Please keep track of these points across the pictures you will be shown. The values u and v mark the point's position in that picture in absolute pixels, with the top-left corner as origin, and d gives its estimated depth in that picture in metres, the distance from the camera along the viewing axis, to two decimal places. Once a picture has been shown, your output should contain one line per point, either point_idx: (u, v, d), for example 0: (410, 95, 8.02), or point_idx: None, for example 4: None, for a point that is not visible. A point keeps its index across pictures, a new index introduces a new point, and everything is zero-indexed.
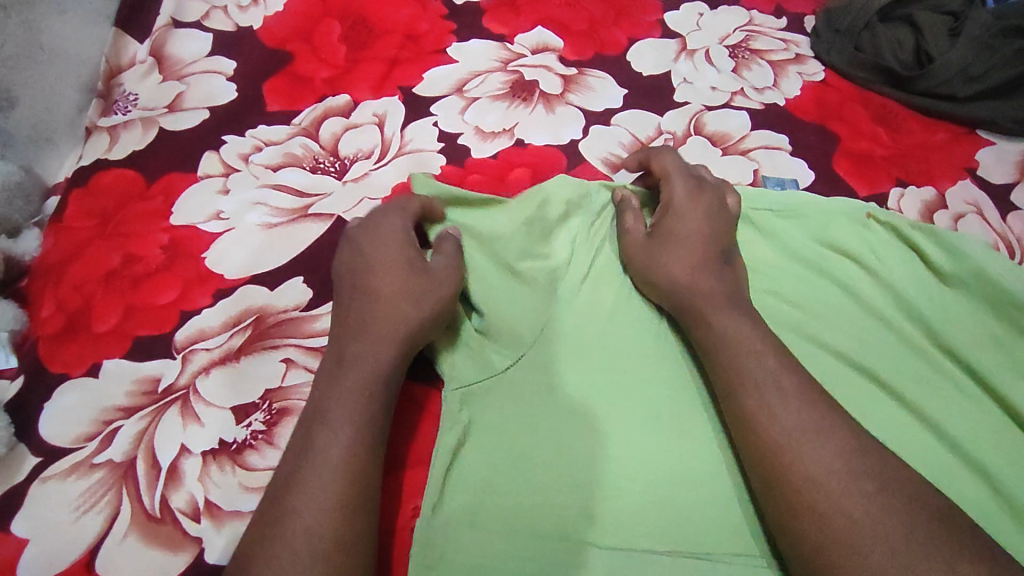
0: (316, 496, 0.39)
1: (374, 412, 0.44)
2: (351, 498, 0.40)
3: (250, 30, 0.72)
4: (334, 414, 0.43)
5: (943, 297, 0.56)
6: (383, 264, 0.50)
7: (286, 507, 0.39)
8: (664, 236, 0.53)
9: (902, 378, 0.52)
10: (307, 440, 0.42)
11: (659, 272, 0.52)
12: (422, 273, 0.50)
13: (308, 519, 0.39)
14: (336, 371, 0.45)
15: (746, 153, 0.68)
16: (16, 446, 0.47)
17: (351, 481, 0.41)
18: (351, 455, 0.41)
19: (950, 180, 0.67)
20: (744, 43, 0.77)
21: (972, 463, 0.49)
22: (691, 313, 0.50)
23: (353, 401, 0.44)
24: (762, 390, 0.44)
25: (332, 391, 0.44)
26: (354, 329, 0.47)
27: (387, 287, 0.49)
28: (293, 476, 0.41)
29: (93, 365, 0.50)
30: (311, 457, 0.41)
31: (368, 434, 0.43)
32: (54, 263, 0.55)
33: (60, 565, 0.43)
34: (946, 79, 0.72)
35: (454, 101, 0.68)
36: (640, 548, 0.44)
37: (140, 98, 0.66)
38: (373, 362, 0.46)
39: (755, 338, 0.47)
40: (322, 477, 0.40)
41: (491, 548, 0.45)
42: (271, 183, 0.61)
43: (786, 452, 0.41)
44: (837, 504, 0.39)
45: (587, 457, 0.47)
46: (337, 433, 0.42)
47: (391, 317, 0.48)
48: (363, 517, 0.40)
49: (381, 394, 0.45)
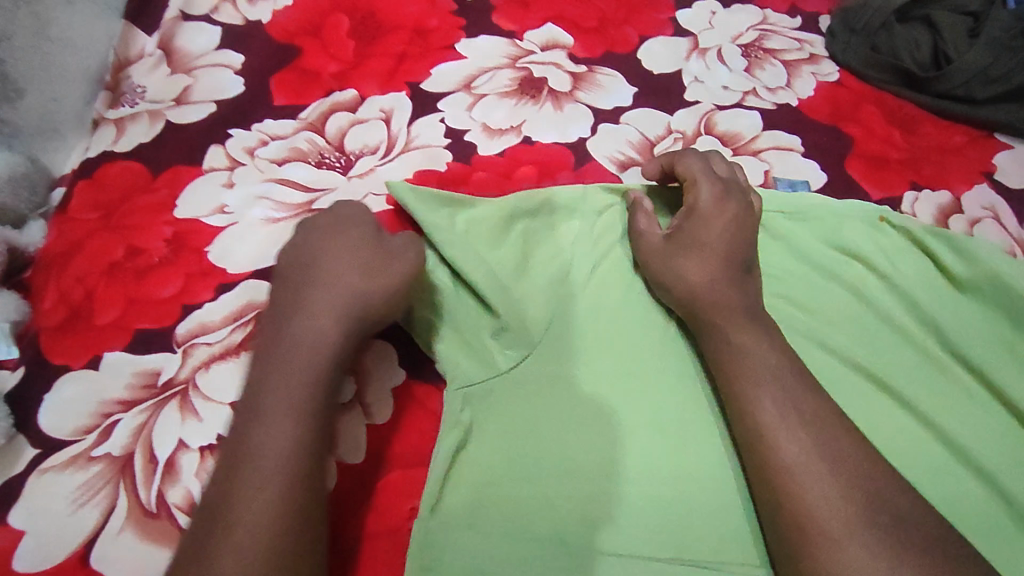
0: (254, 495, 0.38)
1: (317, 406, 0.42)
2: (297, 500, 0.39)
3: (259, 24, 0.71)
4: (274, 408, 0.41)
5: (958, 304, 0.55)
6: (330, 254, 0.49)
7: (227, 508, 0.38)
8: (683, 244, 0.51)
9: (914, 386, 0.51)
10: (244, 435, 0.40)
11: (678, 281, 0.50)
12: (374, 261, 0.49)
13: (248, 522, 0.37)
14: (275, 361, 0.43)
15: (757, 154, 0.67)
16: (15, 437, 0.47)
17: (295, 480, 0.39)
18: (295, 453, 0.40)
19: (966, 184, 0.66)
20: (757, 42, 0.76)
21: (984, 475, 0.48)
22: (705, 322, 0.49)
23: (295, 393, 0.42)
24: (779, 408, 0.43)
25: (271, 383, 0.42)
26: (295, 317, 0.46)
27: (334, 277, 0.48)
28: (233, 475, 0.39)
29: (94, 357, 0.50)
30: (248, 454, 0.40)
31: (313, 429, 0.42)
32: (58, 255, 0.55)
33: (56, 558, 0.43)
34: (963, 81, 0.70)
35: (462, 98, 0.68)
36: (640, 554, 0.44)
37: (148, 91, 0.66)
38: (315, 353, 0.44)
39: (772, 355, 0.46)
40: (265, 477, 0.39)
41: (489, 551, 0.44)
42: (275, 178, 0.61)
43: (790, 474, 0.41)
44: (837, 530, 0.38)
45: (588, 460, 0.47)
46: (276, 427, 0.40)
47: (336, 306, 0.46)
48: (307, 519, 0.39)
49: (326, 386, 0.43)
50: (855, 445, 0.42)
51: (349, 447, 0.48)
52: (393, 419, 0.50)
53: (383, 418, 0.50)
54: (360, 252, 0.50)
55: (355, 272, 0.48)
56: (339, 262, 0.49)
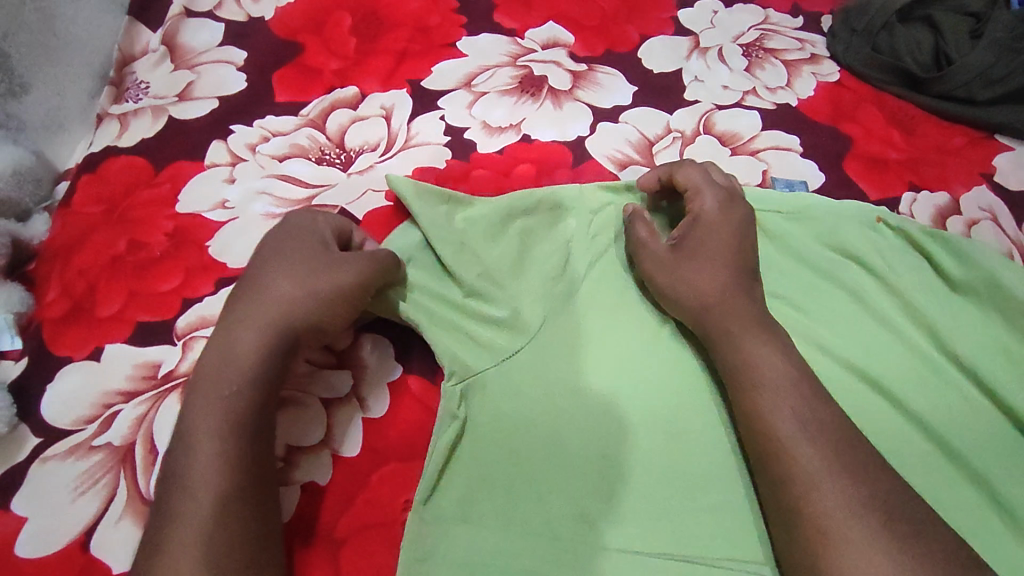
0: (179, 518, 0.38)
1: (240, 425, 0.41)
2: (228, 523, 0.38)
3: (262, 21, 0.72)
4: (197, 430, 0.40)
5: (953, 304, 0.55)
6: (263, 265, 0.48)
7: (156, 542, 0.37)
8: (684, 252, 0.51)
9: (907, 386, 0.51)
10: (173, 459, 0.40)
11: (686, 287, 0.50)
12: (308, 266, 0.47)
13: (176, 551, 0.37)
14: (199, 382, 0.42)
15: (755, 153, 0.67)
16: (18, 426, 0.48)
17: (222, 504, 0.38)
18: (219, 475, 0.39)
19: (964, 185, 0.66)
20: (758, 42, 0.76)
21: (976, 476, 0.48)
22: (717, 331, 0.48)
23: (219, 414, 0.41)
24: (799, 418, 0.42)
25: (195, 405, 0.41)
26: (219, 335, 0.44)
27: (263, 287, 0.46)
28: (163, 505, 0.39)
29: (96, 349, 0.51)
30: (175, 478, 0.39)
31: (239, 447, 0.40)
32: (61, 247, 0.55)
33: (56, 545, 0.44)
34: (965, 82, 0.70)
35: (462, 95, 0.68)
36: (635, 550, 0.43)
37: (152, 86, 0.67)
38: (236, 368, 0.43)
39: (791, 367, 0.45)
40: (190, 505, 0.38)
41: (481, 544, 0.45)
42: (276, 174, 0.61)
43: (810, 484, 0.39)
44: (854, 541, 0.37)
45: (581, 456, 0.47)
46: (200, 447, 0.40)
47: (262, 318, 0.45)
48: (242, 540, 0.38)
49: (250, 402, 0.42)
50: (857, 447, 0.41)
51: (345, 440, 0.50)
52: (389, 413, 0.51)
53: (378, 413, 0.51)
54: (295, 259, 0.48)
55: (286, 278, 0.46)
56: (270, 271, 0.47)
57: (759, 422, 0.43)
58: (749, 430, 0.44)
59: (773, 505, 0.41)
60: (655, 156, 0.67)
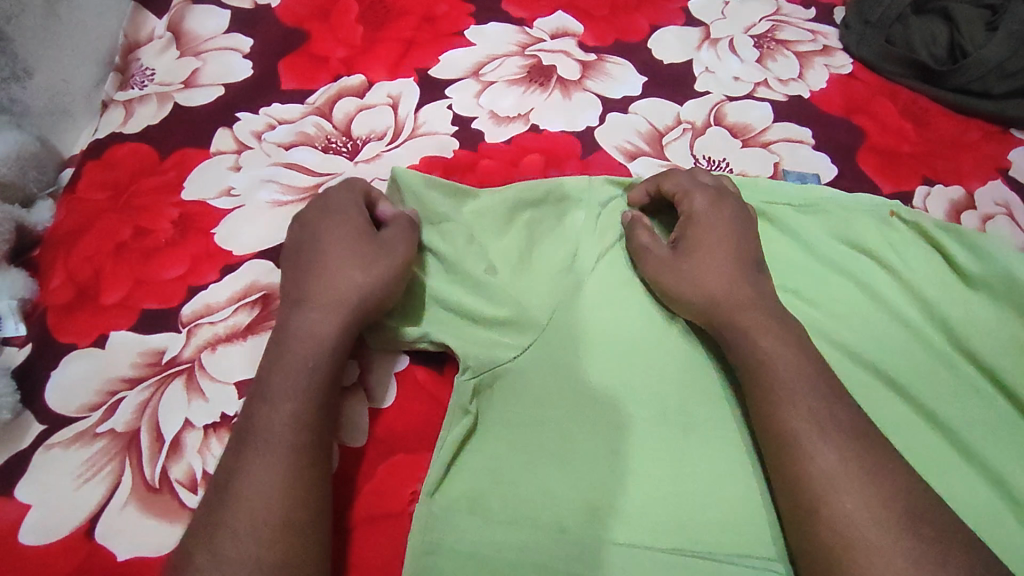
0: (261, 480, 0.39)
1: (316, 397, 0.43)
2: (301, 484, 0.40)
3: (268, 8, 0.71)
4: (275, 394, 0.42)
5: (968, 299, 0.54)
6: (326, 245, 0.50)
7: (229, 493, 0.39)
8: (683, 251, 0.51)
9: (921, 382, 0.51)
10: (249, 423, 0.42)
11: (696, 287, 0.49)
12: (371, 248, 0.50)
13: (251, 504, 0.38)
14: (278, 350, 0.45)
15: (767, 146, 0.67)
16: (21, 413, 0.47)
17: (296, 465, 0.40)
18: (295, 438, 0.41)
19: (979, 179, 0.65)
20: (769, 33, 0.75)
21: (991, 474, 0.47)
22: (727, 328, 0.47)
23: (297, 380, 0.43)
24: (817, 419, 0.41)
25: (274, 369, 0.44)
26: (295, 310, 0.47)
27: (331, 268, 0.49)
28: (236, 460, 0.40)
29: (100, 336, 0.50)
30: (253, 441, 0.41)
31: (314, 415, 0.43)
32: (65, 234, 0.55)
33: (60, 532, 0.43)
34: (980, 76, 0.69)
35: (470, 84, 0.68)
36: (645, 545, 0.43)
37: (157, 73, 0.66)
38: (312, 342, 0.45)
39: (808, 365, 0.44)
40: (266, 461, 0.40)
41: (489, 538, 0.44)
42: (282, 162, 0.61)
43: (828, 486, 0.39)
44: (873, 543, 0.37)
45: (590, 449, 0.46)
46: (280, 416, 0.42)
47: (334, 296, 0.47)
48: (312, 501, 0.40)
49: (322, 373, 0.44)
50: (876, 443, 0.40)
51: (351, 430, 0.49)
52: (395, 404, 0.50)
53: (385, 403, 0.50)
54: (357, 241, 0.50)
55: (352, 260, 0.49)
56: (336, 252, 0.50)
57: (774, 422, 0.42)
58: (763, 430, 0.43)
59: (787, 503, 0.41)
60: (665, 147, 0.66)
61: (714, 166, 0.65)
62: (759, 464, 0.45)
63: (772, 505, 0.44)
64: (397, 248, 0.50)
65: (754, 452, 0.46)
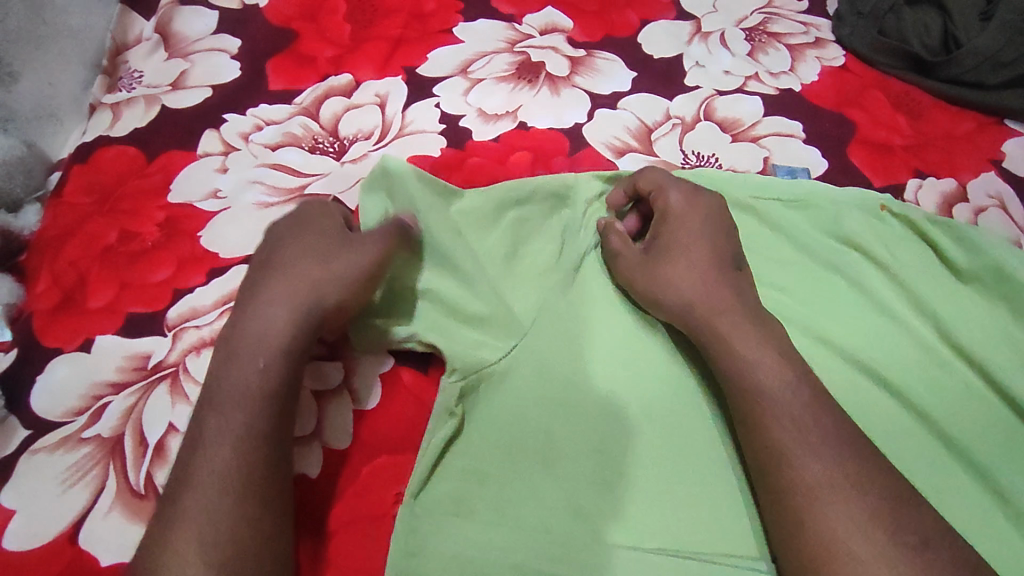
0: (206, 489, 0.39)
1: (265, 403, 0.42)
2: (255, 497, 0.40)
3: (256, 8, 0.71)
4: (224, 400, 0.42)
5: (959, 294, 0.54)
6: (288, 248, 0.49)
7: (177, 504, 0.39)
8: (653, 251, 0.50)
9: (909, 378, 0.50)
10: (198, 431, 0.41)
11: (668, 290, 0.48)
12: (334, 251, 0.49)
13: (197, 514, 0.38)
14: (231, 353, 0.44)
15: (757, 140, 0.66)
16: (7, 418, 0.48)
17: (249, 479, 0.40)
18: (248, 448, 0.41)
19: (972, 171, 0.64)
20: (761, 26, 0.75)
21: (978, 469, 0.47)
22: (707, 330, 0.46)
23: (252, 389, 0.43)
24: (799, 428, 0.41)
25: (227, 376, 0.43)
26: (248, 312, 0.46)
27: (293, 269, 0.48)
28: (185, 470, 0.40)
29: (86, 341, 0.51)
30: (200, 449, 0.40)
31: (269, 424, 0.42)
32: (51, 239, 0.55)
33: (44, 537, 0.44)
34: (973, 66, 0.68)
35: (458, 82, 0.67)
36: (629, 545, 0.43)
37: (145, 75, 0.66)
38: (268, 346, 0.44)
39: (789, 370, 0.43)
40: (215, 470, 0.39)
41: (474, 539, 0.44)
42: (268, 163, 0.61)
43: (811, 494, 0.39)
44: (855, 555, 0.36)
45: (574, 450, 0.46)
46: (227, 423, 0.41)
47: (292, 300, 0.46)
48: (264, 513, 0.40)
49: (274, 378, 0.43)
50: (858, 446, 0.40)
51: (335, 432, 0.49)
52: (380, 406, 0.50)
53: (370, 405, 0.50)
54: (322, 243, 0.50)
55: (316, 261, 0.48)
56: (298, 255, 0.49)
57: (759, 430, 0.42)
58: (747, 437, 0.43)
59: (768, 508, 0.41)
60: (654, 143, 0.65)
61: (704, 161, 0.65)
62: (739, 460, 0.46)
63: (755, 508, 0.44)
64: (361, 249, 0.50)
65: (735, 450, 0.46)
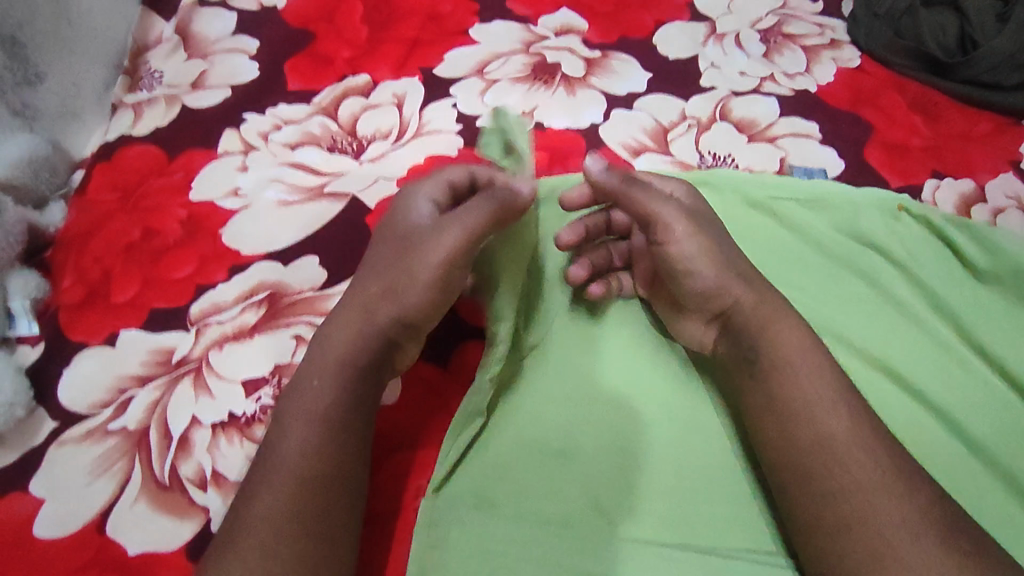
0: (268, 506, 0.39)
1: (325, 425, 0.41)
2: (311, 517, 0.39)
3: (275, 10, 0.72)
4: (289, 419, 0.42)
5: (978, 293, 0.54)
6: (368, 261, 0.48)
7: (243, 511, 0.39)
8: (692, 218, 0.47)
9: (927, 377, 0.50)
10: (267, 446, 0.41)
11: (715, 259, 0.46)
12: (400, 262, 0.45)
13: (258, 532, 0.38)
14: (301, 373, 0.43)
15: (773, 141, 0.66)
16: (35, 410, 0.48)
17: (306, 498, 0.39)
18: (307, 465, 0.40)
19: (990, 172, 0.64)
20: (776, 27, 0.75)
21: (999, 469, 0.47)
22: (750, 321, 0.45)
23: (315, 411, 0.41)
24: (847, 425, 0.41)
25: (293, 397, 0.42)
26: (323, 331, 0.45)
27: (359, 289, 0.46)
28: (251, 485, 0.40)
29: (110, 336, 0.51)
30: (268, 466, 0.40)
31: (328, 445, 0.41)
32: (76, 235, 0.56)
33: (72, 527, 0.44)
34: (990, 68, 0.68)
35: (474, 83, 0.68)
36: (649, 540, 0.43)
37: (166, 75, 0.67)
38: (328, 365, 0.43)
39: (829, 373, 0.43)
40: (272, 490, 0.39)
41: (495, 533, 0.44)
42: (288, 161, 0.61)
43: (858, 491, 0.39)
44: (901, 550, 0.37)
45: (593, 446, 0.46)
46: (290, 442, 0.41)
47: (358, 319, 0.44)
48: (323, 529, 0.39)
49: (336, 399, 0.42)
50: (886, 446, 0.41)
51: None
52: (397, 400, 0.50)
53: (388, 401, 0.50)
54: (390, 253, 0.46)
55: (383, 274, 0.45)
56: (370, 270, 0.47)
57: (791, 428, 0.42)
58: (786, 434, 0.42)
59: (799, 502, 0.41)
60: (670, 143, 0.66)
61: (720, 162, 0.65)
62: (747, 457, 0.46)
63: (764, 501, 0.44)
64: (427, 254, 0.44)
65: (742, 445, 0.46)
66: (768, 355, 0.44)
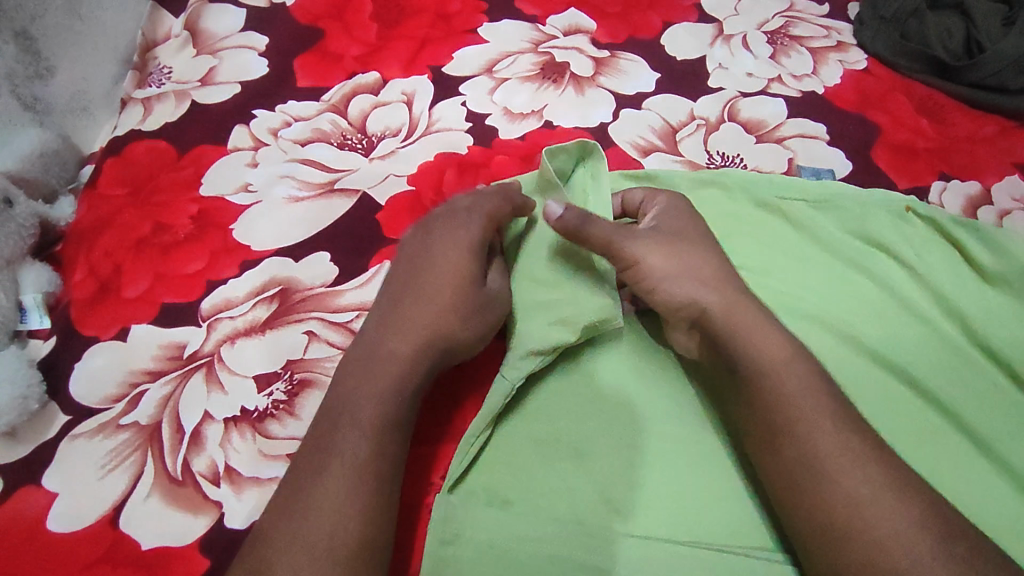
0: (333, 500, 0.39)
1: (388, 424, 0.43)
2: (375, 509, 0.40)
3: (283, 7, 0.72)
4: (347, 417, 0.42)
5: (987, 295, 0.54)
6: (416, 288, 0.48)
7: (299, 505, 0.39)
8: (663, 238, 0.48)
9: (937, 377, 0.50)
10: (323, 443, 0.41)
11: (681, 281, 0.47)
12: (468, 300, 0.48)
13: (328, 525, 0.38)
14: (359, 375, 0.44)
15: (781, 141, 0.66)
16: (48, 404, 0.48)
17: (372, 493, 0.40)
18: (371, 462, 0.41)
19: (996, 175, 0.65)
20: (783, 29, 0.75)
21: (1007, 469, 0.47)
22: (722, 329, 0.45)
23: (378, 411, 0.43)
24: (830, 433, 0.41)
25: (356, 397, 0.43)
26: (378, 337, 0.46)
27: (412, 312, 0.47)
28: (308, 481, 0.40)
29: (121, 330, 0.51)
30: (328, 463, 0.41)
31: (391, 443, 0.42)
32: (86, 230, 0.56)
33: (85, 521, 0.44)
34: (995, 72, 0.68)
35: (483, 82, 0.68)
36: (664, 537, 0.43)
37: (174, 72, 0.66)
38: (399, 378, 0.44)
39: (811, 381, 0.43)
40: (338, 484, 0.40)
41: (510, 530, 0.43)
42: (299, 158, 0.61)
43: (848, 499, 0.39)
44: (893, 552, 0.37)
45: (606, 445, 0.46)
46: (353, 439, 0.41)
47: (422, 332, 0.46)
48: (385, 523, 0.40)
49: (401, 399, 0.44)
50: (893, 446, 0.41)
51: None
52: None
53: None
54: (453, 292, 0.48)
55: (449, 299, 0.47)
56: (426, 295, 0.47)
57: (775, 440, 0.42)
58: (772, 444, 0.42)
59: (790, 507, 0.41)
60: (679, 144, 0.66)
61: (729, 162, 0.65)
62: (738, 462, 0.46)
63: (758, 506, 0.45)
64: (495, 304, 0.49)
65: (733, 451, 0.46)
66: (748, 374, 0.44)
